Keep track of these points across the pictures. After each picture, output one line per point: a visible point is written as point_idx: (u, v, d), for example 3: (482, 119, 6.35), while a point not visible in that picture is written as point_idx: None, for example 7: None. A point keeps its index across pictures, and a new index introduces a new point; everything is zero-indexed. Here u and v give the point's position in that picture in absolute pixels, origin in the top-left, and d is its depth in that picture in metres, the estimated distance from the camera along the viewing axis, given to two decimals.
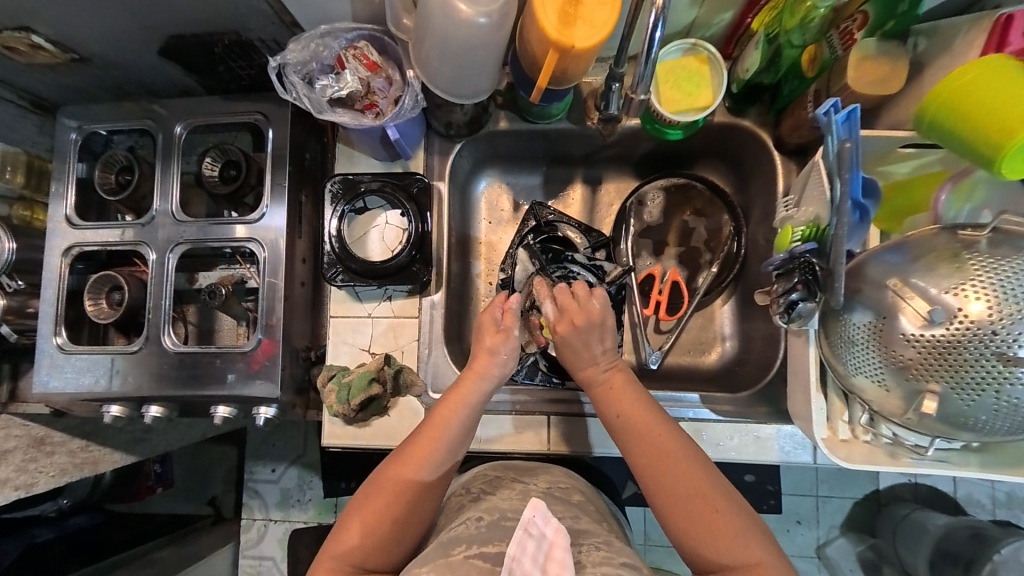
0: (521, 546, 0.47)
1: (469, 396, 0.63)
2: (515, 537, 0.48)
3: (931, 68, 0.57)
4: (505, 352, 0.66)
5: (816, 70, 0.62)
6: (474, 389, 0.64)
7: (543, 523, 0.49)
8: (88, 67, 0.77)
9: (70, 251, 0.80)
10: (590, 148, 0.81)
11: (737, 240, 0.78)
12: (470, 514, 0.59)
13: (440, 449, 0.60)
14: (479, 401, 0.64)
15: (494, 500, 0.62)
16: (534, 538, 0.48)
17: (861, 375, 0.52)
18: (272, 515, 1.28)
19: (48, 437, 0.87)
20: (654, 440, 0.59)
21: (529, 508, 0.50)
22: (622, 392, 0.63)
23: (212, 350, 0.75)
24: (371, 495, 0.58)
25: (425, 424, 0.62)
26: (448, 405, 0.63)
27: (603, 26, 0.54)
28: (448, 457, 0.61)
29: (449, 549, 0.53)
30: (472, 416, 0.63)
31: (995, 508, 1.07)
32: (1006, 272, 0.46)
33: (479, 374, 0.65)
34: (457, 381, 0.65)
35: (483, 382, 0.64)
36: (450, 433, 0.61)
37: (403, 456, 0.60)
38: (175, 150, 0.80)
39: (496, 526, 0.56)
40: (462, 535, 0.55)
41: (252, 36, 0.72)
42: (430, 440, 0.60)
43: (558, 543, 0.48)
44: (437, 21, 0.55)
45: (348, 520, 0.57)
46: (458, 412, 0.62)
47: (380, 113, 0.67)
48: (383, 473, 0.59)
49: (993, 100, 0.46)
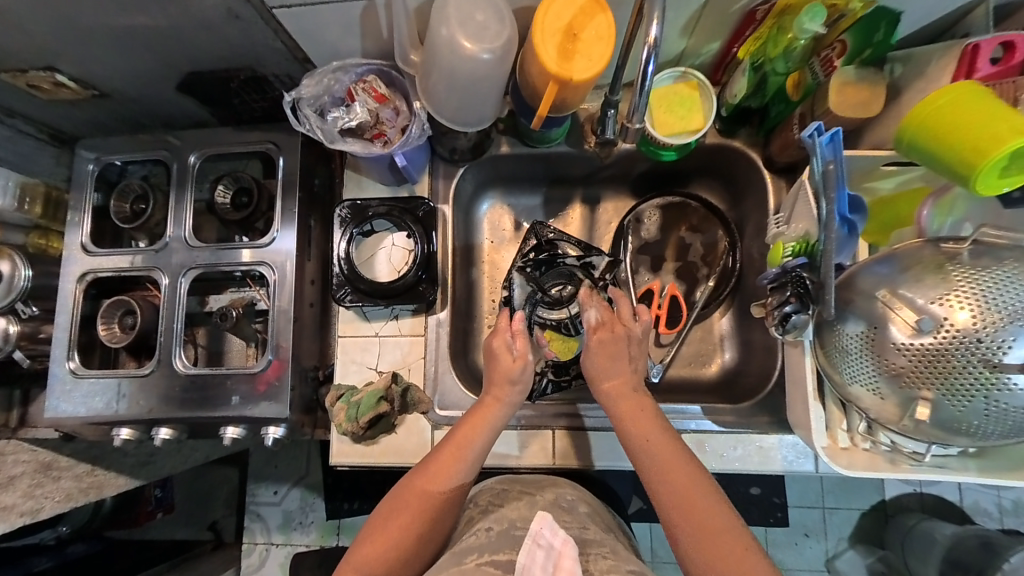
0: (531, 554, 0.49)
1: (492, 419, 0.65)
2: (525, 547, 0.50)
3: (908, 91, 0.60)
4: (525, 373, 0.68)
5: (801, 94, 0.65)
6: (496, 409, 0.66)
7: (551, 535, 0.52)
8: (108, 102, 0.80)
9: (85, 277, 0.82)
10: (588, 169, 0.84)
11: (732, 254, 0.81)
12: (481, 525, 0.60)
13: (461, 472, 0.61)
14: (500, 423, 0.66)
15: (504, 512, 0.63)
16: (543, 548, 0.50)
17: (857, 383, 0.54)
18: (274, 539, 1.26)
19: (55, 462, 0.88)
20: (673, 470, 0.58)
21: (536, 521, 0.53)
22: (643, 423, 0.62)
23: (221, 371, 0.77)
24: (394, 509, 0.59)
25: (445, 447, 0.63)
26: (471, 425, 0.64)
27: (600, 60, 0.57)
28: (467, 480, 0.62)
29: (462, 558, 0.53)
30: (492, 439, 0.65)
31: (1002, 517, 1.07)
32: (987, 282, 0.48)
33: (502, 394, 0.66)
34: (480, 403, 0.66)
35: (505, 403, 0.66)
36: (472, 454, 0.62)
37: (427, 473, 0.61)
38: (189, 178, 0.83)
39: (506, 535, 0.57)
40: (473, 545, 0.56)
41: (266, 71, 0.76)
42: (452, 459, 0.61)
43: (567, 552, 0.50)
44: (444, 57, 0.59)
45: (370, 533, 0.58)
46: (481, 433, 0.64)
47: (388, 142, 0.70)
48: (404, 488, 0.60)
49: (964, 123, 0.49)
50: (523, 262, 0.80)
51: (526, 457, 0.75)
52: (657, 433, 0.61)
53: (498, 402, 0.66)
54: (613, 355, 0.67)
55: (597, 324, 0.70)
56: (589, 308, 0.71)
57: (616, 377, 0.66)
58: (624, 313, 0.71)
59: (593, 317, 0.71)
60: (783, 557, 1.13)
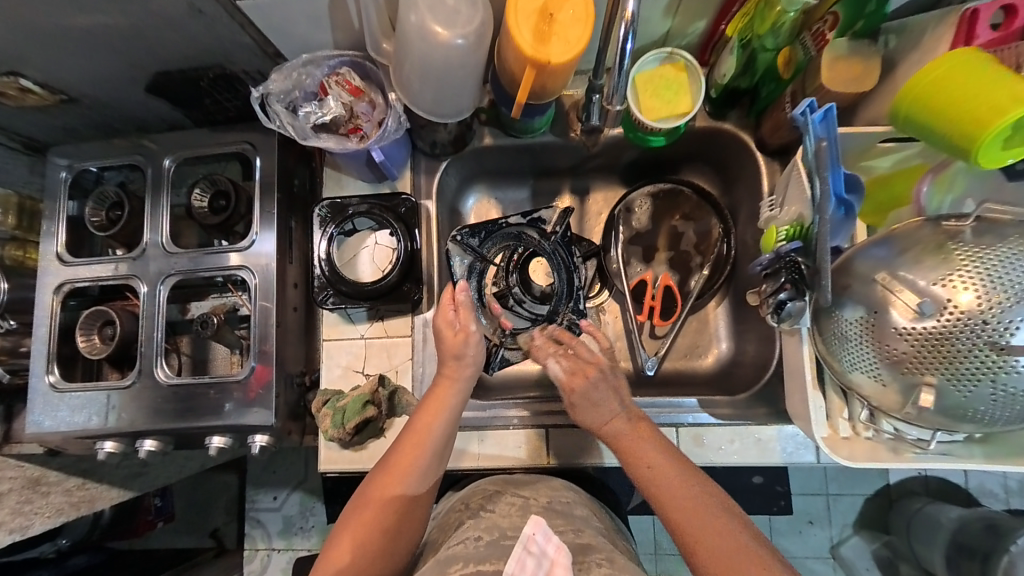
0: (521, 562, 0.48)
1: (449, 402, 0.63)
2: (516, 554, 0.49)
3: (904, 63, 0.58)
4: (476, 346, 0.67)
5: (792, 72, 0.64)
6: (452, 389, 0.64)
7: (544, 541, 0.51)
8: (78, 107, 0.78)
9: (62, 288, 0.80)
10: (576, 159, 0.82)
11: (726, 242, 0.78)
12: (468, 533, 0.58)
13: (426, 460, 0.60)
14: (459, 404, 0.64)
15: (495, 522, 0.60)
16: (534, 556, 0.49)
17: (857, 371, 0.52)
18: (275, 544, 1.23)
19: (43, 477, 0.86)
20: (685, 498, 0.56)
21: (530, 526, 0.52)
22: (643, 452, 0.60)
23: (205, 381, 0.75)
24: (360, 508, 0.57)
25: (406, 439, 0.61)
26: (427, 409, 0.63)
27: (577, 42, 0.54)
28: (434, 468, 0.61)
29: (445, 568, 0.52)
30: (453, 418, 0.63)
31: (1009, 497, 1.06)
32: (992, 260, 0.46)
33: (456, 376, 0.65)
34: (434, 387, 0.65)
35: (458, 380, 0.65)
36: (433, 438, 0.61)
37: (389, 465, 0.59)
38: (165, 182, 0.81)
39: (495, 545, 0.55)
40: (460, 553, 0.54)
41: (237, 69, 0.73)
42: (414, 446, 0.60)
43: (560, 560, 0.49)
44: (415, 44, 0.56)
45: (340, 534, 0.56)
46: (439, 417, 0.62)
47: (364, 137, 0.67)
48: (369, 488, 0.59)
49: (963, 93, 0.46)
50: (471, 238, 0.77)
51: (520, 457, 0.74)
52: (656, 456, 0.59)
53: (450, 383, 0.65)
54: (593, 392, 0.65)
55: (575, 369, 0.67)
56: (550, 362, 0.68)
57: (602, 416, 0.64)
58: (582, 351, 0.69)
59: (560, 369, 0.68)
60: (787, 545, 1.11)
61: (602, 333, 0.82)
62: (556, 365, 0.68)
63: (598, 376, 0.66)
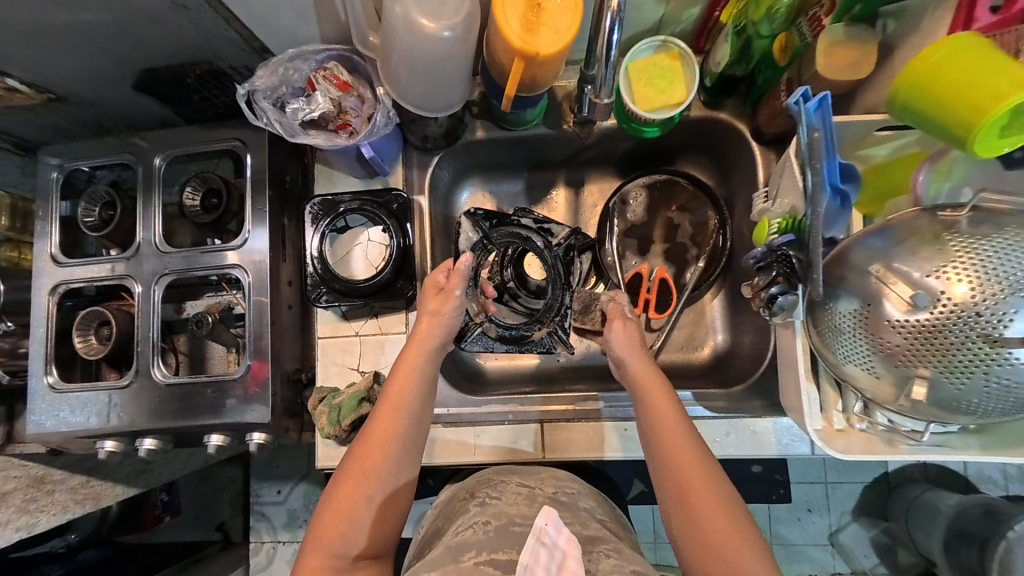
0: (534, 555, 0.47)
1: (419, 365, 0.64)
2: (528, 546, 0.47)
3: (902, 48, 0.56)
4: (450, 308, 0.67)
5: (788, 58, 0.61)
6: (422, 352, 0.64)
7: (555, 533, 0.49)
8: (66, 105, 0.77)
9: (58, 289, 0.80)
10: (570, 150, 0.81)
11: (722, 233, 0.78)
12: (476, 519, 0.58)
13: (403, 424, 0.59)
14: (430, 366, 0.64)
15: (500, 507, 0.60)
16: (547, 547, 0.48)
17: (851, 363, 0.52)
18: (280, 537, 1.24)
19: (47, 475, 0.87)
20: (687, 454, 0.56)
21: (541, 517, 0.50)
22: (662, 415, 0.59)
23: (202, 379, 0.75)
24: (343, 478, 0.57)
25: (382, 406, 0.61)
26: (400, 375, 0.63)
27: (566, 32, 0.53)
28: (412, 431, 0.60)
29: (459, 555, 0.52)
30: (426, 380, 0.63)
31: (1007, 484, 1.06)
32: (988, 252, 0.45)
33: (426, 340, 0.65)
34: (404, 352, 0.65)
35: (427, 342, 0.65)
36: (410, 401, 0.61)
37: (369, 435, 0.59)
38: (156, 181, 0.80)
39: (504, 531, 0.55)
40: (471, 540, 0.54)
41: (224, 64, 0.72)
42: (391, 412, 0.60)
43: (572, 553, 0.48)
44: (402, 38, 0.55)
45: (326, 507, 0.56)
46: (412, 379, 0.62)
47: (354, 132, 0.67)
48: (350, 460, 0.58)
49: (966, 79, 0.45)
50: (484, 223, 0.78)
51: (516, 451, 0.74)
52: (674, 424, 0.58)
53: (420, 346, 0.65)
54: (629, 340, 0.66)
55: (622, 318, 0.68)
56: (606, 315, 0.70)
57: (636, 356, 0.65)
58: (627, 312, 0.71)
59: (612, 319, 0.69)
60: (787, 533, 1.12)
61: None
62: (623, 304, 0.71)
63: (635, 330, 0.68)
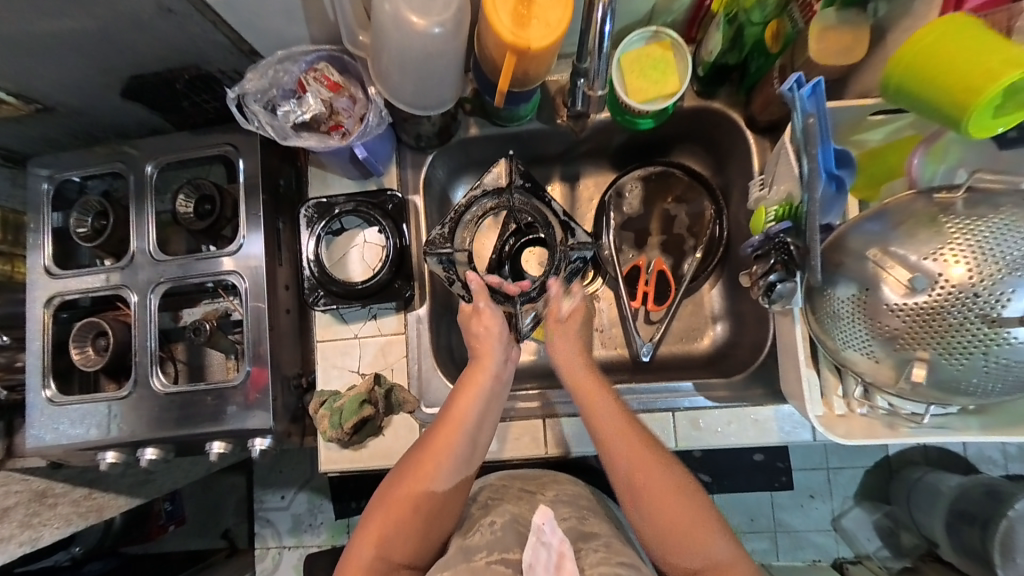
0: (534, 554, 0.48)
1: (478, 391, 0.62)
2: (530, 545, 0.49)
3: (894, 31, 0.56)
4: (501, 326, 0.69)
5: (781, 45, 0.62)
6: (487, 374, 0.64)
7: (551, 531, 0.49)
8: (55, 116, 0.75)
9: (52, 301, 0.79)
10: (564, 145, 0.80)
11: (719, 223, 0.78)
12: (483, 519, 0.59)
13: (461, 439, 0.60)
14: (493, 383, 0.64)
15: (506, 508, 0.61)
16: (544, 547, 0.48)
17: (851, 348, 0.52)
18: (286, 542, 1.24)
19: (50, 489, 0.86)
20: (633, 449, 0.59)
21: (538, 515, 0.50)
22: (597, 400, 0.63)
23: (202, 387, 0.74)
24: (396, 485, 0.58)
25: (442, 420, 0.61)
26: (462, 394, 0.62)
27: (557, 26, 0.53)
28: (467, 452, 0.60)
29: (470, 554, 0.52)
30: (489, 403, 0.63)
31: (1007, 463, 1.07)
32: (984, 232, 0.46)
33: (488, 357, 0.66)
34: (468, 371, 0.65)
35: (491, 364, 0.65)
36: (470, 422, 0.61)
37: (424, 451, 0.59)
38: (148, 189, 0.80)
39: (510, 528, 0.56)
40: (479, 542, 0.55)
41: (213, 68, 0.71)
42: (449, 430, 0.60)
43: (568, 553, 0.47)
44: (392, 36, 0.55)
45: (373, 513, 0.57)
46: (475, 400, 0.62)
47: (346, 133, 0.66)
48: (403, 473, 0.59)
49: (955, 61, 0.45)
50: (518, 180, 0.68)
51: (520, 450, 0.74)
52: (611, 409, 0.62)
53: (484, 369, 0.65)
54: (566, 338, 0.70)
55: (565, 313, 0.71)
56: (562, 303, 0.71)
57: (571, 350, 0.69)
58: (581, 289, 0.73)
59: (568, 306, 0.72)
60: (790, 519, 1.13)
61: (597, 320, 0.82)
62: (568, 301, 0.72)
63: (581, 319, 0.72)
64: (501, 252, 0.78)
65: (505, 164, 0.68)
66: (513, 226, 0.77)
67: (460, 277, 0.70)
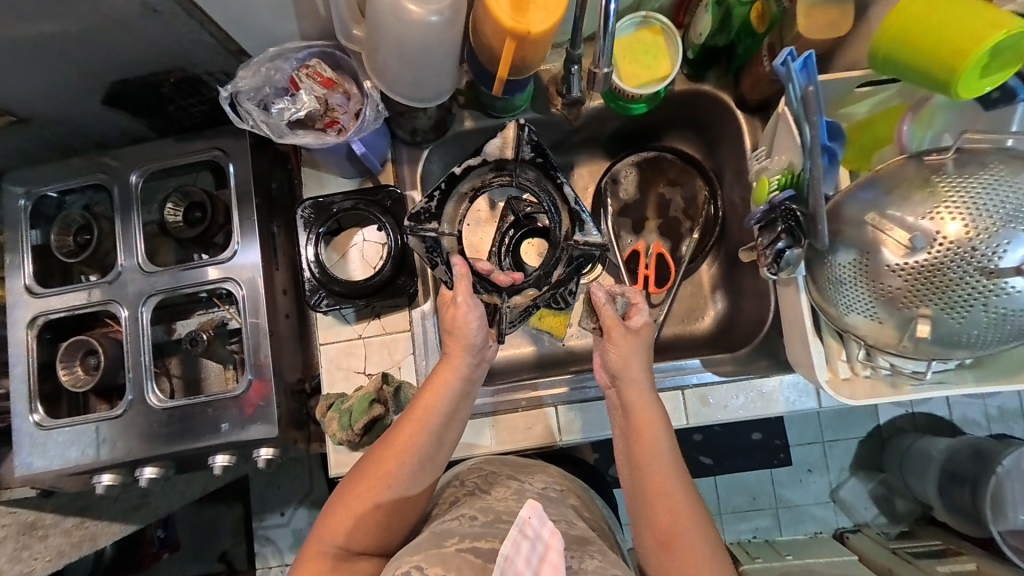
0: (515, 547, 0.40)
1: (448, 386, 0.59)
2: (509, 536, 0.41)
3: (875, 6, 0.59)
4: (477, 322, 0.61)
5: (767, 25, 0.65)
6: (456, 373, 0.60)
7: (540, 524, 0.42)
8: (30, 127, 0.72)
9: (36, 322, 0.75)
10: (558, 135, 0.81)
11: (713, 203, 0.80)
12: (463, 511, 0.56)
13: (426, 437, 0.57)
14: (464, 383, 0.60)
15: (489, 500, 0.59)
16: (529, 539, 0.41)
17: (854, 313, 0.54)
18: (288, 560, 1.17)
19: (39, 521, 0.81)
20: (658, 483, 0.54)
21: (526, 507, 0.42)
22: (649, 434, 0.57)
23: (201, 400, 0.72)
24: (358, 479, 0.56)
25: (408, 415, 0.58)
26: (429, 391, 0.59)
27: (555, 9, 0.54)
28: (432, 448, 0.58)
29: (441, 541, 0.50)
30: (458, 400, 0.60)
31: (990, 424, 1.11)
32: (974, 189, 0.48)
33: (459, 356, 0.60)
34: (438, 365, 0.61)
35: (461, 361, 0.60)
36: (436, 421, 0.58)
37: (387, 445, 0.57)
38: (134, 202, 0.76)
39: (491, 525, 0.52)
40: (455, 529, 0.52)
41: (199, 70, 0.70)
42: (414, 428, 0.57)
43: (555, 545, 0.42)
44: (390, 26, 0.55)
45: (334, 504, 0.56)
46: (441, 399, 0.59)
47: (343, 129, 0.65)
48: (366, 467, 0.57)
49: (942, 26, 0.47)
50: (526, 150, 0.66)
51: (533, 438, 0.74)
52: (662, 455, 0.56)
53: (455, 365, 0.60)
54: (629, 359, 0.60)
55: (632, 327, 0.62)
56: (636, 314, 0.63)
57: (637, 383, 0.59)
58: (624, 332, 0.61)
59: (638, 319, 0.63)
60: (790, 495, 1.15)
61: None
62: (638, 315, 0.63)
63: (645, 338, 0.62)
64: (501, 245, 0.78)
65: (513, 131, 0.65)
66: (512, 217, 0.79)
67: (443, 260, 0.67)
